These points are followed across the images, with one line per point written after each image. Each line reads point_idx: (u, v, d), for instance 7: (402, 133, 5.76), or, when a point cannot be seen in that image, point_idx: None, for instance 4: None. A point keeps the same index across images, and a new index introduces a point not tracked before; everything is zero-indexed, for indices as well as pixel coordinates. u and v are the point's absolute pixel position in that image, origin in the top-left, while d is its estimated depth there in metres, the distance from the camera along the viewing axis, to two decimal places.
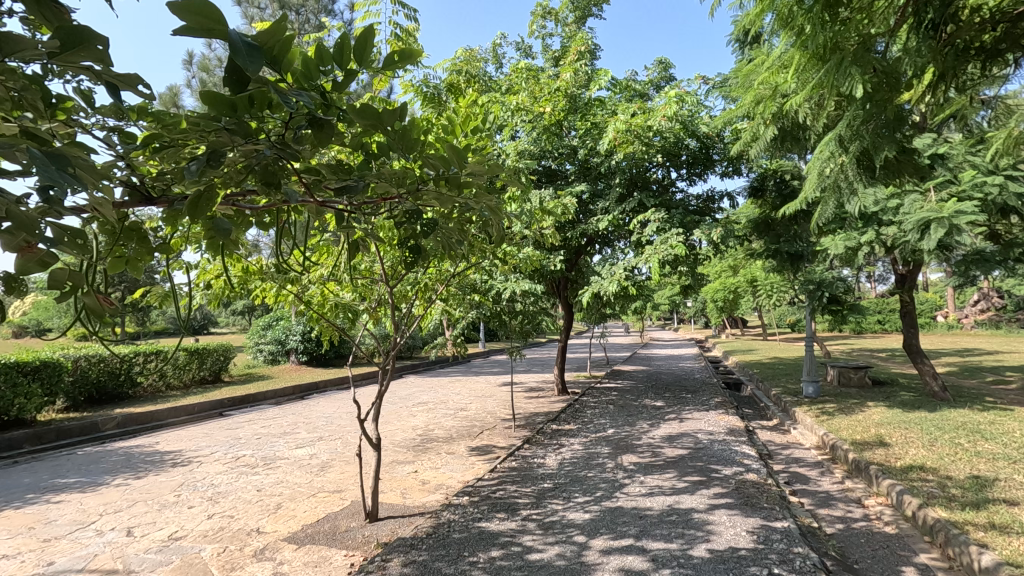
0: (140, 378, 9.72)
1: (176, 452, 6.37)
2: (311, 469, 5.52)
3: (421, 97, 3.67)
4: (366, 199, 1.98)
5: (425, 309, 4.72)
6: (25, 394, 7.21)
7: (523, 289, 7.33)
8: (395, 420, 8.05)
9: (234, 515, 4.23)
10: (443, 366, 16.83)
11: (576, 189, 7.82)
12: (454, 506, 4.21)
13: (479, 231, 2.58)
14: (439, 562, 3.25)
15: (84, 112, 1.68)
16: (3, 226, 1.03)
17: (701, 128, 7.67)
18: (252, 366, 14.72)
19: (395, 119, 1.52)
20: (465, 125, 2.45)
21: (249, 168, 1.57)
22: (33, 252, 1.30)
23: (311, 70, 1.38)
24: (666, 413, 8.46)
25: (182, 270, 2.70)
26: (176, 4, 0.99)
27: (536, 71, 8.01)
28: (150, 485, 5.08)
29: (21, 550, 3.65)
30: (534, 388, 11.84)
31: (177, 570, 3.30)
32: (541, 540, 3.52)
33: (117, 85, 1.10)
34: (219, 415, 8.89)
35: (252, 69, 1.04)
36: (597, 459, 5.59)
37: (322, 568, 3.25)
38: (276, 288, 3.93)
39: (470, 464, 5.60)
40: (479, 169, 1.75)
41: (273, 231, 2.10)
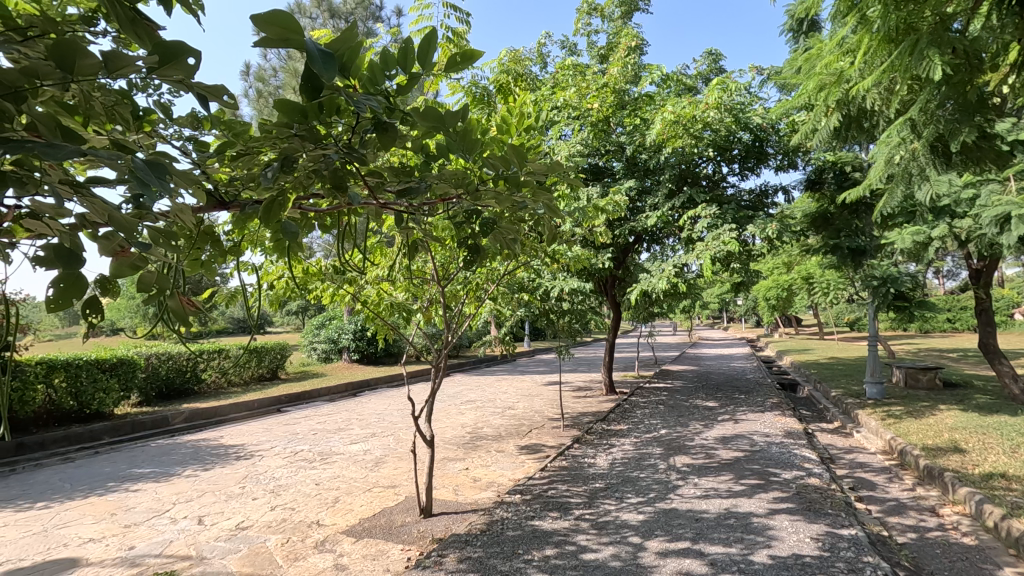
0: (204, 375, 10.25)
1: (240, 446, 6.68)
2: (366, 464, 5.67)
3: (470, 98, 3.69)
4: (426, 200, 2.02)
5: (475, 308, 4.77)
6: (105, 389, 7.74)
7: (572, 287, 7.30)
8: (445, 418, 8.18)
9: (295, 507, 4.40)
10: (489, 364, 16.99)
11: (624, 186, 7.71)
12: (507, 504, 4.24)
13: (535, 229, 2.59)
14: (495, 559, 3.27)
15: (164, 124, 1.79)
16: (104, 229, 1.10)
17: (754, 120, 7.46)
18: (307, 364, 15.27)
19: (456, 121, 1.53)
20: (520, 123, 2.46)
21: (319, 172, 1.62)
22: (127, 256, 1.40)
23: (376, 76, 1.39)
24: (720, 413, 8.23)
25: (247, 271, 2.82)
26: (258, 17, 1.03)
27: (583, 68, 7.97)
28: (217, 477, 5.34)
29: (105, 534, 3.91)
30: (581, 387, 11.77)
31: (245, 558, 3.46)
32: (596, 540, 3.50)
33: (206, 96, 1.16)
34: (278, 411, 9.27)
35: (328, 75, 1.06)
36: (648, 460, 5.51)
37: (380, 562, 3.34)
38: (335, 289, 4.05)
39: (521, 463, 5.62)
40: (539, 168, 1.76)
41: (337, 234, 2.17)
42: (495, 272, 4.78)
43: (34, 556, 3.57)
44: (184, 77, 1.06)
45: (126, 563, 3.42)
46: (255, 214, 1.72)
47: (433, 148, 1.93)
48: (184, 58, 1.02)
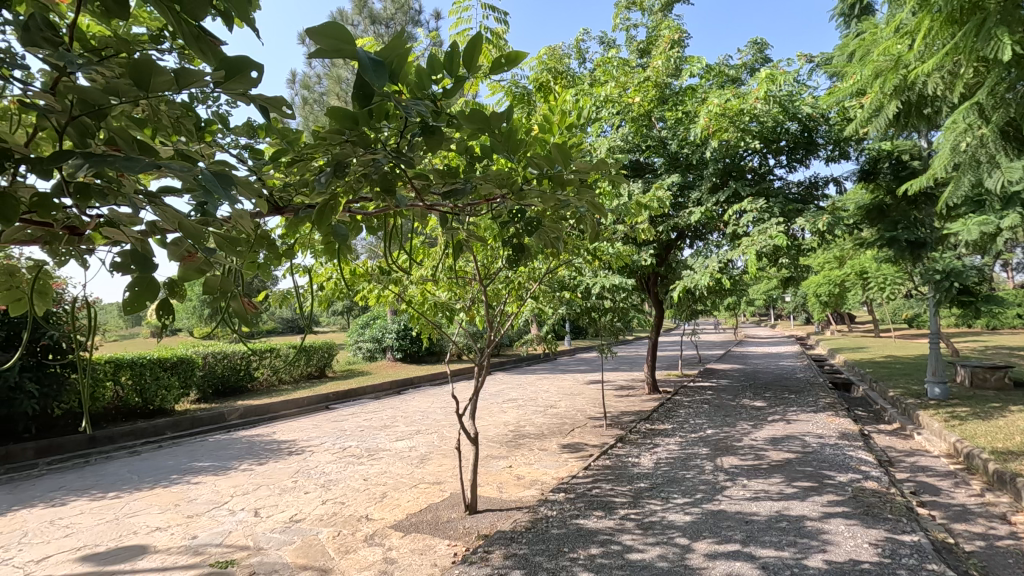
0: (257, 373, 10.68)
1: (291, 442, 6.92)
2: (411, 461, 5.78)
3: (510, 97, 3.71)
4: (471, 200, 2.04)
5: (517, 307, 4.79)
6: (166, 386, 8.17)
7: (613, 284, 7.19)
8: (487, 416, 8.25)
9: (345, 501, 4.54)
10: (530, 363, 17.01)
11: (667, 181, 7.57)
12: (551, 502, 4.25)
13: (579, 228, 2.58)
14: (540, 556, 3.29)
15: (222, 133, 1.88)
16: (175, 235, 1.17)
17: (803, 109, 7.21)
18: (353, 362, 15.68)
19: (500, 122, 1.54)
20: (562, 121, 2.44)
21: (369, 176, 1.67)
22: (193, 261, 1.48)
23: (423, 80, 1.42)
24: (769, 413, 7.99)
25: (298, 274, 2.92)
26: (314, 30, 1.07)
27: (623, 63, 7.88)
28: (271, 471, 5.56)
29: (171, 523, 4.14)
30: (624, 385, 11.64)
31: (299, 550, 3.59)
32: (642, 540, 3.47)
33: (268, 107, 1.22)
34: (326, 408, 9.56)
35: (379, 83, 1.09)
36: (694, 460, 5.41)
37: (428, 556, 3.41)
38: (380, 290, 4.15)
39: (564, 461, 5.62)
40: (584, 167, 1.75)
41: (384, 234, 2.22)
42: (536, 271, 4.80)
43: (108, 542, 3.81)
44: (247, 89, 1.11)
45: (190, 551, 3.61)
46: (308, 218, 1.77)
47: (477, 149, 1.95)
48: (247, 72, 1.08)
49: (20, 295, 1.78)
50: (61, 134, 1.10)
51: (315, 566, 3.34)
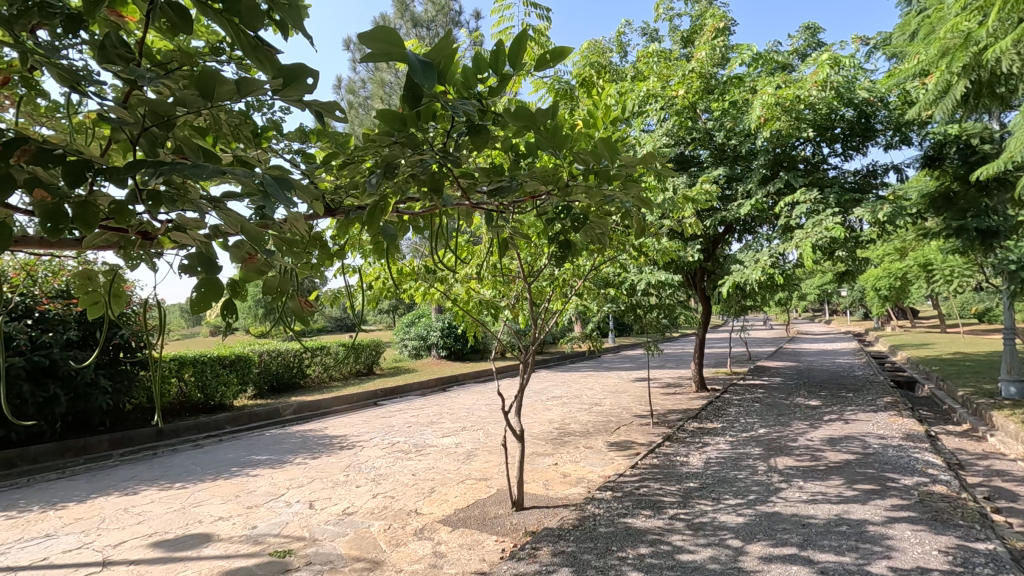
0: (309, 370, 11.07)
1: (342, 437, 7.14)
2: (458, 457, 5.86)
3: (553, 93, 3.70)
4: (516, 198, 2.05)
5: (562, 304, 4.78)
6: (226, 383, 8.58)
7: (660, 280, 7.21)
8: (532, 413, 8.26)
9: (395, 496, 4.64)
10: (573, 361, 16.91)
11: (714, 174, 7.37)
12: (598, 500, 4.22)
13: (625, 223, 2.54)
14: (588, 554, 3.27)
15: (277, 139, 1.96)
16: (238, 238, 1.22)
17: (860, 95, 6.88)
18: (399, 360, 16.02)
19: (546, 118, 1.54)
20: (607, 116, 2.41)
21: (417, 177, 1.70)
22: (253, 262, 1.55)
23: (469, 80, 1.42)
24: (825, 413, 7.68)
25: (348, 273, 3.01)
26: (366, 36, 1.10)
27: (666, 54, 7.73)
28: (324, 465, 5.75)
29: (232, 513, 4.34)
30: (671, 383, 11.43)
31: (352, 542, 3.70)
32: (692, 541, 3.40)
33: (323, 112, 1.26)
34: (374, 404, 9.81)
35: (428, 84, 1.10)
36: (746, 460, 5.25)
37: (476, 551, 3.45)
38: (427, 289, 4.22)
39: (610, 459, 5.56)
40: (632, 161, 1.73)
41: (430, 233, 2.25)
42: (581, 268, 4.78)
43: (176, 530, 4.03)
44: (303, 94, 1.15)
45: (250, 540, 3.78)
46: (359, 219, 1.82)
47: (522, 147, 1.95)
48: (304, 78, 1.12)
49: (97, 298, 1.91)
50: (134, 144, 1.16)
51: (368, 558, 3.44)
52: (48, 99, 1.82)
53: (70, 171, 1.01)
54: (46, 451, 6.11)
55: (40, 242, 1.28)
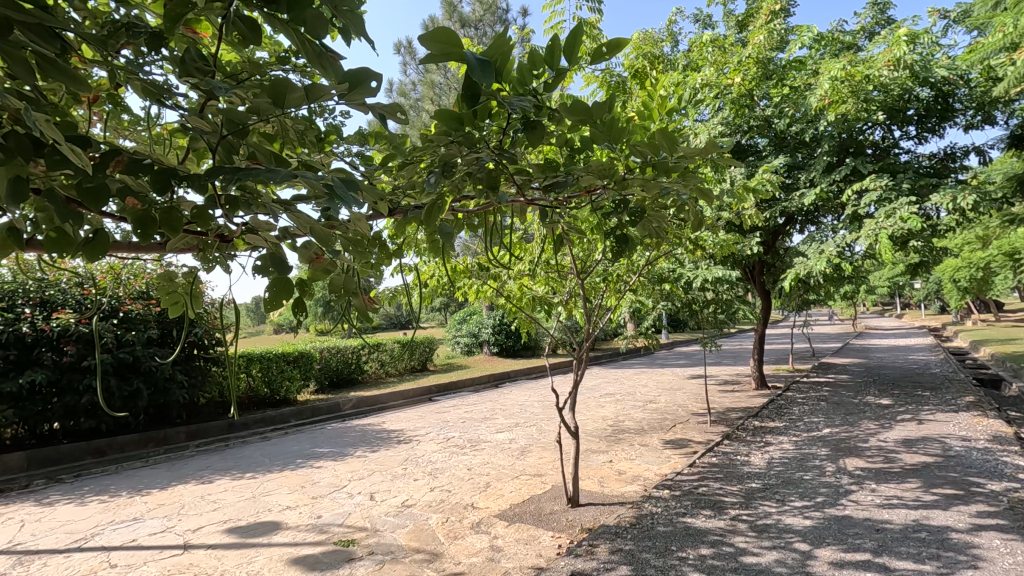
0: (367, 366, 11.44)
1: (399, 431, 7.33)
2: (512, 453, 5.90)
3: (605, 87, 3.66)
4: (571, 193, 2.04)
5: (616, 301, 4.72)
6: (290, 378, 9.01)
7: (716, 276, 6.86)
8: (586, 410, 8.21)
9: (451, 489, 4.73)
10: (626, 357, 16.68)
11: (775, 163, 7.07)
12: (655, 498, 4.16)
13: (683, 216, 2.47)
14: (647, 553, 3.23)
15: (338, 142, 2.03)
16: (308, 240, 1.28)
17: (937, 73, 6.44)
18: (452, 356, 16.30)
19: (604, 111, 1.52)
20: (662, 107, 2.36)
21: (474, 174, 1.73)
22: (320, 261, 1.62)
23: (525, 76, 1.41)
24: (899, 413, 7.23)
25: (405, 271, 3.08)
26: (426, 36, 1.11)
27: (722, 41, 7.49)
28: (383, 458, 5.93)
29: (299, 503, 4.54)
30: (729, 381, 11.08)
31: (412, 533, 3.80)
32: (756, 543, 3.29)
33: (385, 114, 1.29)
34: (429, 400, 10.02)
35: (487, 82, 1.10)
36: (812, 461, 5.03)
37: (533, 547, 3.47)
38: (480, 286, 4.26)
39: (667, 457, 5.46)
40: (692, 152, 1.67)
41: (484, 231, 2.27)
42: (636, 263, 4.71)
43: (248, 517, 4.26)
44: (368, 97, 1.18)
45: (316, 529, 3.94)
46: (417, 218, 1.85)
47: (578, 142, 1.93)
48: (368, 82, 1.15)
49: (178, 298, 2.03)
50: (213, 153, 1.22)
51: (427, 550, 3.52)
52: (131, 113, 1.95)
53: (158, 180, 1.08)
54: (131, 441, 6.58)
55: (130, 246, 1.38)
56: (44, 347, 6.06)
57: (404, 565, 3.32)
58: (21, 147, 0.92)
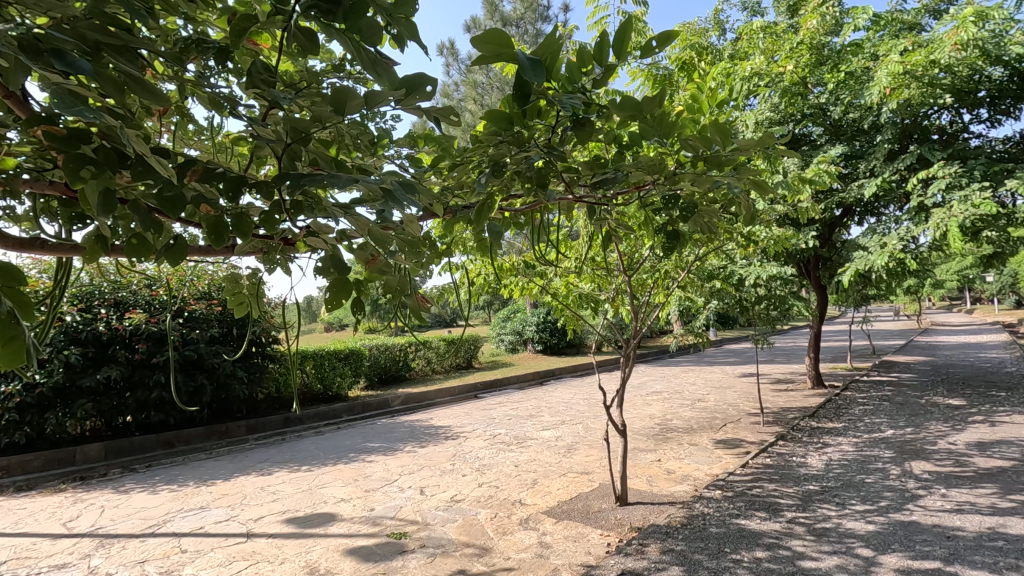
0: (413, 364, 11.68)
1: (447, 427, 7.46)
2: (559, 450, 5.90)
3: (650, 81, 3.61)
4: (620, 189, 2.01)
5: (664, 297, 4.66)
6: (341, 374, 9.32)
7: (771, 273, 6.83)
8: (632, 409, 8.11)
9: (499, 485, 4.78)
10: (673, 354, 16.37)
11: (830, 153, 6.78)
12: (707, 499, 4.07)
13: (736, 210, 2.40)
14: (699, 554, 3.17)
15: (389, 146, 2.08)
16: (365, 242, 1.31)
17: (1011, 50, 6.02)
18: (497, 354, 16.41)
19: (655, 106, 1.49)
20: (713, 99, 2.29)
21: (524, 173, 1.74)
22: (376, 262, 1.67)
23: (574, 74, 1.40)
24: (970, 414, 6.81)
25: (452, 270, 3.14)
26: (476, 38, 1.12)
27: (772, 28, 7.23)
28: (431, 453, 6.05)
29: (352, 496, 4.69)
30: (783, 380, 10.70)
31: (462, 528, 3.86)
32: (815, 547, 3.18)
33: (438, 116, 1.32)
34: (475, 397, 10.13)
35: (537, 81, 1.11)
36: (875, 463, 4.81)
37: (582, 544, 3.47)
38: (526, 284, 4.28)
39: (718, 457, 5.34)
40: (746, 144, 1.62)
41: (531, 230, 2.28)
42: (684, 259, 4.62)
43: (305, 508, 4.44)
44: (423, 101, 1.22)
45: (370, 521, 4.07)
46: (466, 219, 1.88)
47: (626, 137, 1.91)
48: (424, 86, 1.19)
49: (243, 298, 2.14)
50: (277, 159, 1.27)
51: (477, 544, 3.57)
52: (195, 123, 2.05)
53: (232, 188, 1.14)
54: (196, 434, 6.96)
55: (204, 250, 1.46)
56: (118, 345, 6.47)
57: (455, 559, 3.38)
58: (110, 160, 0.99)
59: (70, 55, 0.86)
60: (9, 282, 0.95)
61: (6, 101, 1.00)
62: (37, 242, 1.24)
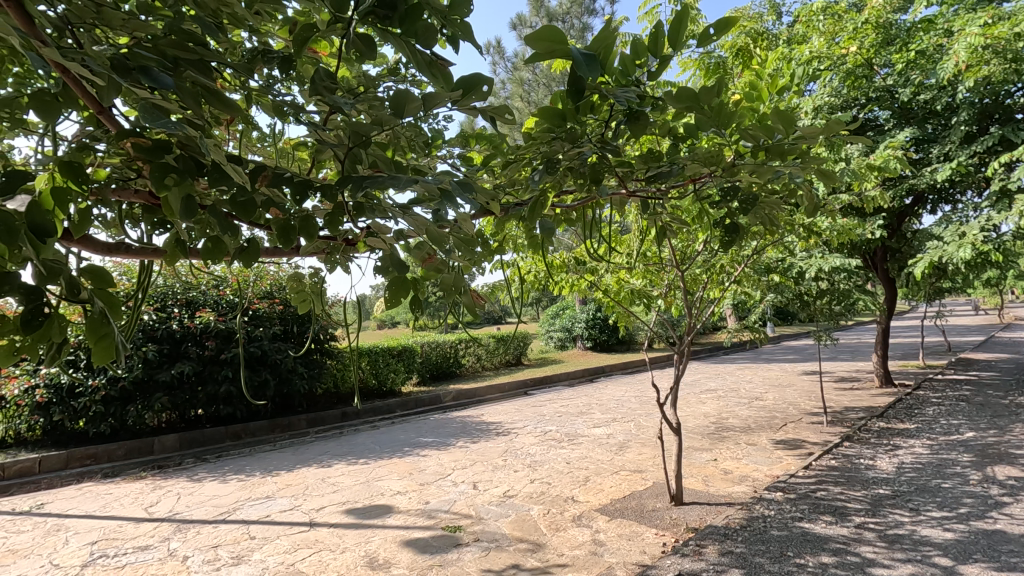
0: (463, 360, 11.84)
1: (498, 424, 7.52)
2: (611, 448, 5.85)
3: (704, 71, 3.52)
4: (676, 182, 1.96)
5: (719, 293, 4.54)
6: (395, 370, 9.57)
7: (834, 265, 6.65)
8: (686, 406, 7.92)
9: (551, 482, 4.79)
10: (728, 351, 15.87)
11: (899, 137, 6.41)
12: (767, 501, 3.94)
13: (798, 201, 2.30)
14: (761, 557, 3.07)
15: (442, 146, 2.10)
16: (423, 241, 1.33)
17: None
18: (546, 351, 16.41)
19: (713, 96, 1.45)
20: (774, 85, 2.20)
21: (578, 169, 1.72)
22: (432, 261, 1.70)
23: (628, 68, 1.38)
24: None
25: (503, 268, 3.16)
26: (530, 36, 1.12)
27: (834, 7, 6.88)
28: (483, 449, 6.12)
29: (408, 489, 4.82)
30: (847, 378, 10.18)
31: (515, 523, 3.89)
32: (887, 554, 3.02)
33: (493, 115, 1.33)
34: (525, 394, 10.16)
35: (592, 76, 1.10)
36: (953, 468, 4.52)
37: (636, 543, 3.43)
38: (576, 280, 4.26)
39: (778, 457, 5.16)
40: (811, 132, 1.54)
41: (583, 226, 2.25)
42: (740, 253, 4.49)
43: (364, 500, 4.59)
44: (480, 101, 1.23)
45: (425, 514, 4.16)
46: (520, 216, 1.88)
47: (682, 129, 1.86)
48: (481, 86, 1.20)
49: (306, 296, 2.23)
50: (340, 163, 1.31)
51: (530, 540, 3.59)
52: (258, 130, 2.14)
53: (299, 191, 1.19)
54: (261, 427, 7.30)
55: (271, 251, 1.53)
56: (190, 342, 6.90)
57: (509, 553, 3.41)
58: (190, 168, 1.05)
59: (156, 72, 0.92)
60: (100, 283, 1.04)
61: (98, 117, 1.08)
62: (122, 246, 1.33)
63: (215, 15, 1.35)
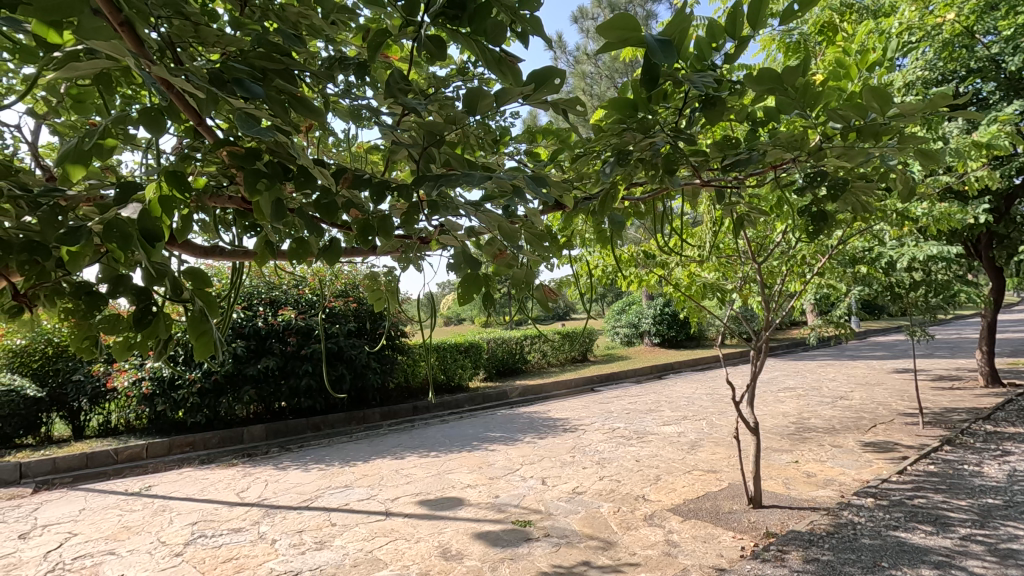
0: (528, 356, 11.89)
1: (565, 420, 7.49)
2: (682, 446, 5.69)
3: (784, 50, 3.32)
4: (755, 170, 1.86)
5: (800, 286, 4.29)
6: (462, 366, 9.75)
7: (930, 254, 6.01)
8: (763, 405, 7.56)
9: (621, 480, 4.72)
10: (808, 347, 14.98)
11: (1009, 110, 5.79)
12: (856, 507, 3.70)
13: (892, 184, 2.13)
14: (850, 566, 2.89)
15: (510, 143, 2.11)
16: (496, 238, 1.32)
17: None
18: (611, 347, 16.17)
19: (797, 76, 1.36)
20: (865, 61, 2.04)
21: (651, 161, 1.67)
22: (503, 257, 1.71)
23: (704, 52, 1.32)
24: None
25: (570, 263, 3.13)
26: (603, 26, 1.10)
27: None
28: (551, 445, 6.12)
29: (477, 482, 4.90)
30: (947, 377, 9.34)
31: (585, 520, 3.87)
32: (998, 570, 2.75)
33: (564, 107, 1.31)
34: (591, 391, 10.06)
35: (668, 62, 1.06)
36: None
37: (712, 546, 3.31)
38: (645, 274, 4.16)
39: (867, 461, 4.82)
40: (909, 108, 1.41)
41: (653, 220, 2.19)
42: (823, 244, 4.23)
43: (436, 492, 4.72)
44: (552, 94, 1.22)
45: (495, 508, 4.22)
46: (589, 210, 1.85)
47: (761, 112, 1.76)
48: (552, 79, 1.19)
49: (380, 295, 2.30)
50: (415, 162, 1.34)
51: (601, 537, 3.56)
52: (334, 136, 2.24)
53: (377, 192, 1.24)
54: (338, 419, 7.67)
55: (350, 251, 1.59)
56: (274, 338, 7.33)
57: (580, 550, 3.39)
58: (278, 173, 1.11)
59: (248, 83, 0.98)
60: (199, 283, 1.12)
61: (196, 128, 1.16)
62: (219, 249, 1.43)
63: (296, 27, 1.42)
